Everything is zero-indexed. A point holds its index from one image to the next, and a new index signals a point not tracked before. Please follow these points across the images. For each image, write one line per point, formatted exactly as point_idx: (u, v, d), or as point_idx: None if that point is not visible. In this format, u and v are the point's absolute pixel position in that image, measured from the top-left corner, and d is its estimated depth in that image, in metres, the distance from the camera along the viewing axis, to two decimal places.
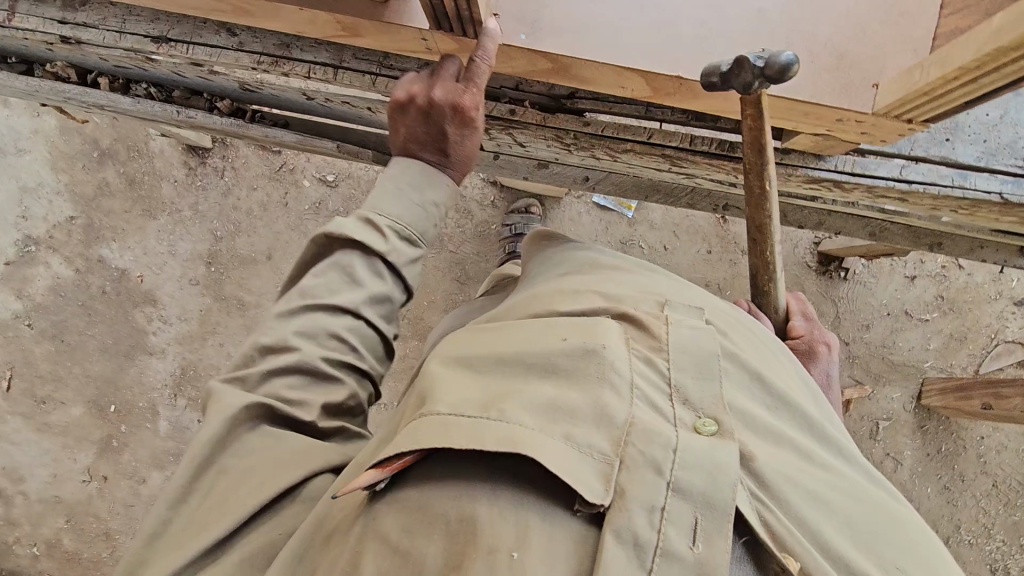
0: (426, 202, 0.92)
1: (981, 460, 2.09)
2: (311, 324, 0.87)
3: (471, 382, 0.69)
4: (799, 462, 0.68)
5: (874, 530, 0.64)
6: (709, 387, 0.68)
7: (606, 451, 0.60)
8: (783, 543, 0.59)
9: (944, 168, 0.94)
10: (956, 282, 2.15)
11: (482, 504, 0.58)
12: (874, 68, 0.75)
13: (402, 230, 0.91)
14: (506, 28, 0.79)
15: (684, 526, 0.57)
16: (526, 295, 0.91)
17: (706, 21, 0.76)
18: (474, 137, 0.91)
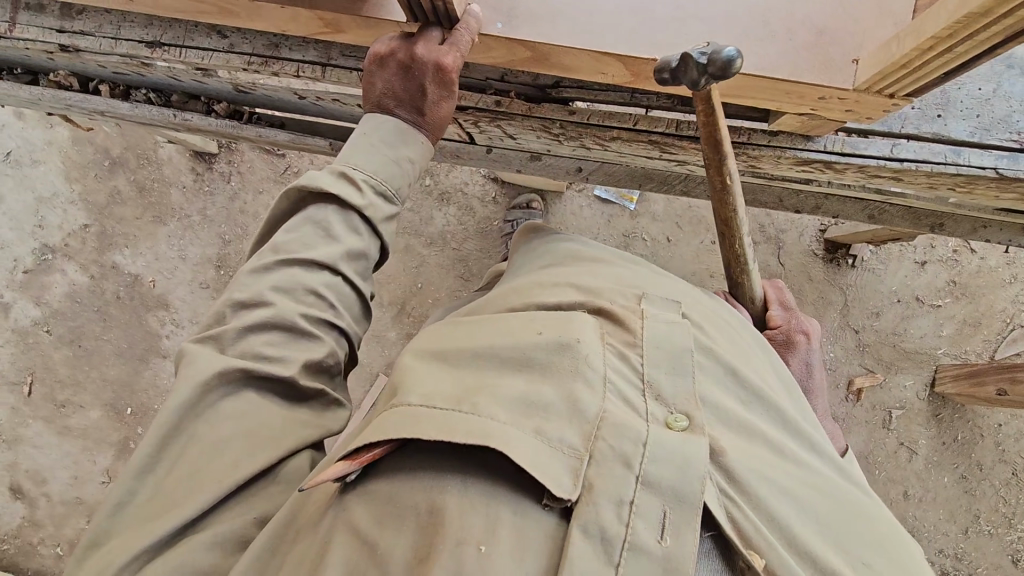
0: (399, 158, 0.93)
1: (999, 448, 2.04)
2: (286, 279, 0.89)
3: (446, 376, 0.80)
4: (769, 454, 0.78)
5: (832, 518, 0.75)
6: (682, 384, 0.79)
7: (576, 446, 0.70)
8: (749, 541, 0.68)
9: (936, 144, 0.92)
10: (969, 266, 2.10)
11: (451, 496, 0.67)
12: (852, 44, 0.75)
13: (378, 186, 0.94)
14: (483, 20, 0.80)
15: (652, 520, 0.66)
16: (523, 287, 1.02)
17: (681, 3, 0.77)
18: (451, 102, 0.92)
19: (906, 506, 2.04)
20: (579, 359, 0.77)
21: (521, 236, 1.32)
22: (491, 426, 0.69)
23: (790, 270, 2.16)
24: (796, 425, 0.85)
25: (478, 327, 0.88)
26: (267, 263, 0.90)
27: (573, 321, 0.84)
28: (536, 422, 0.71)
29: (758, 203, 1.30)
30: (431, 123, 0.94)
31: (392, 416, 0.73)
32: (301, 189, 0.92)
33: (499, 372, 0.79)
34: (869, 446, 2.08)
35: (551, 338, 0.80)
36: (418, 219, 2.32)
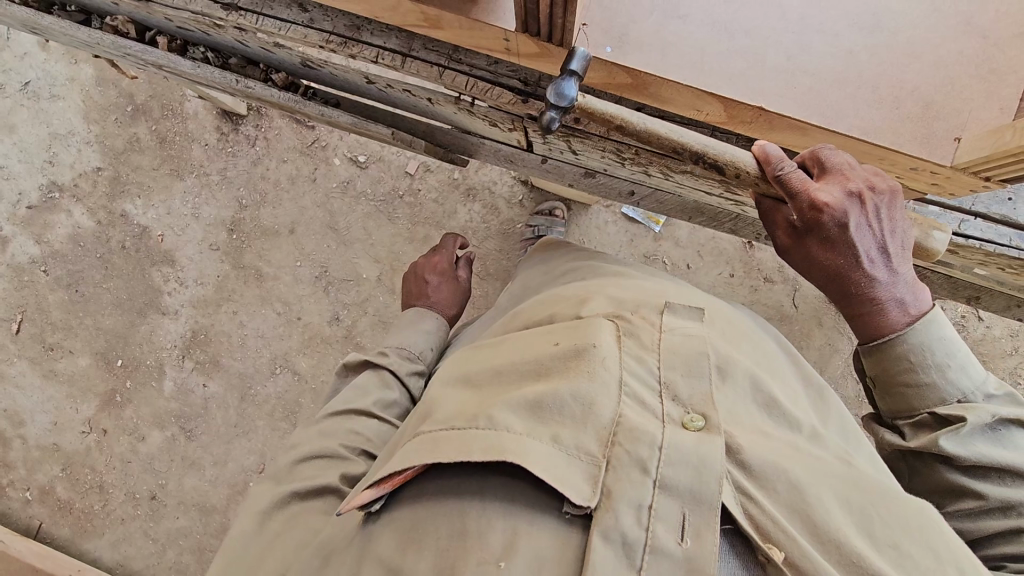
0: (419, 327, 1.40)
1: None
2: (332, 425, 1.11)
3: (472, 397, 0.82)
4: (787, 448, 0.77)
5: (868, 508, 0.71)
6: (697, 384, 0.78)
7: (594, 453, 0.70)
8: (768, 535, 0.67)
9: (1004, 227, 0.94)
10: (974, 332, 2.16)
11: (473, 515, 0.68)
12: (956, 122, 0.75)
13: (404, 353, 1.31)
14: (593, 39, 0.79)
15: (672, 524, 0.65)
16: (571, 295, 1.04)
17: (794, 55, 0.76)
18: (447, 288, 1.56)
19: None
20: (595, 361, 0.78)
21: (573, 258, 1.32)
22: (510, 439, 0.70)
23: (803, 314, 2.18)
24: (809, 426, 0.84)
25: (507, 342, 0.93)
26: (325, 412, 1.15)
27: (590, 326, 0.87)
28: (550, 430, 0.72)
29: None
30: (438, 302, 1.52)
31: (410, 445, 0.76)
32: (348, 364, 1.28)
33: (516, 381, 0.81)
34: None
35: (565, 347, 0.83)
36: (442, 211, 2.31)
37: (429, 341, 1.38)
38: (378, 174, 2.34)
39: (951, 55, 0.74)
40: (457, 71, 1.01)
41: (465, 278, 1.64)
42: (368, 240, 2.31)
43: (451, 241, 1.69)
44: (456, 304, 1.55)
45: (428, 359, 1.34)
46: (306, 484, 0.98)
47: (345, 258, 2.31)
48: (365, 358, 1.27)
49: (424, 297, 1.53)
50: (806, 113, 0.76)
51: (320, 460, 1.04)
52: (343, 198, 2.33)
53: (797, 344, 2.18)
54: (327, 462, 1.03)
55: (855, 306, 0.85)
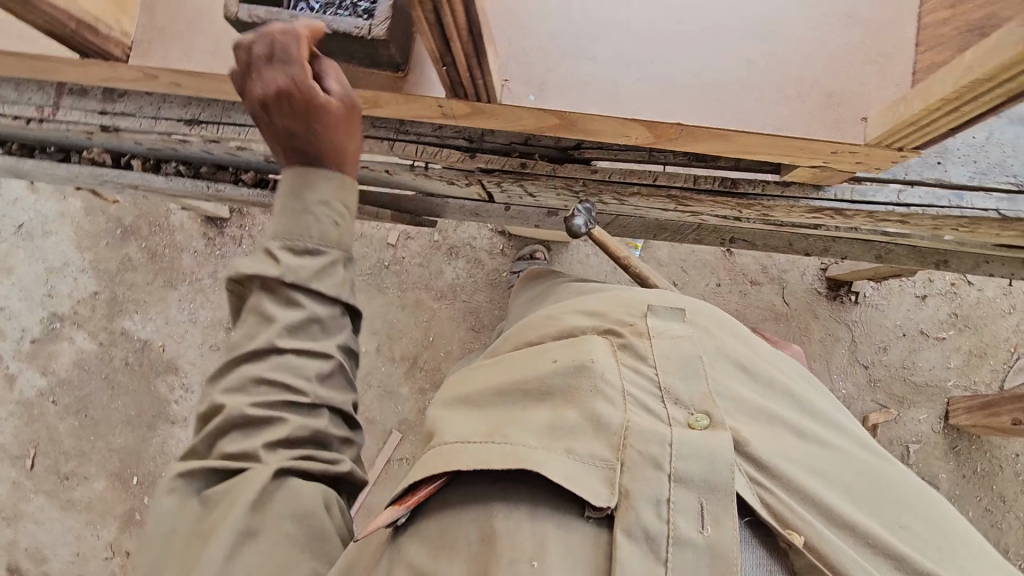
0: (308, 199, 0.84)
1: (1019, 478, 2.11)
2: (237, 376, 0.81)
3: (476, 416, 0.80)
4: (790, 437, 0.78)
5: (869, 492, 0.75)
6: (697, 386, 0.78)
7: (608, 457, 0.70)
8: (784, 521, 0.68)
9: (940, 189, 0.99)
10: (968, 298, 2.18)
11: (500, 518, 0.67)
12: (860, 105, 0.81)
13: (295, 240, 0.84)
14: (515, 91, 0.85)
15: (691, 514, 0.65)
16: (547, 318, 1.00)
17: (700, 72, 0.82)
18: (331, 132, 0.81)
19: None
20: (597, 379, 0.77)
21: (551, 284, 1.35)
22: (523, 451, 0.70)
23: (795, 309, 2.22)
24: (805, 408, 0.85)
25: (502, 365, 0.88)
26: (221, 355, 0.84)
27: (585, 342, 0.84)
28: (562, 443, 0.72)
29: (770, 249, 1.33)
30: (331, 158, 0.84)
31: (426, 457, 0.75)
32: (232, 277, 0.84)
33: (519, 405, 0.79)
34: None
35: (566, 363, 0.80)
36: (429, 273, 2.38)
37: (327, 220, 0.85)
38: (362, 250, 2.41)
39: (841, 47, 0.81)
40: (406, 142, 1.08)
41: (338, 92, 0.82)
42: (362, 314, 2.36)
43: (289, 48, 0.74)
44: (345, 138, 0.83)
45: (338, 238, 0.86)
46: (236, 466, 0.79)
47: None
48: (246, 268, 0.83)
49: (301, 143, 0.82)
50: (719, 120, 0.83)
51: (240, 432, 0.80)
52: None
53: (797, 339, 2.20)
54: (248, 439, 0.79)
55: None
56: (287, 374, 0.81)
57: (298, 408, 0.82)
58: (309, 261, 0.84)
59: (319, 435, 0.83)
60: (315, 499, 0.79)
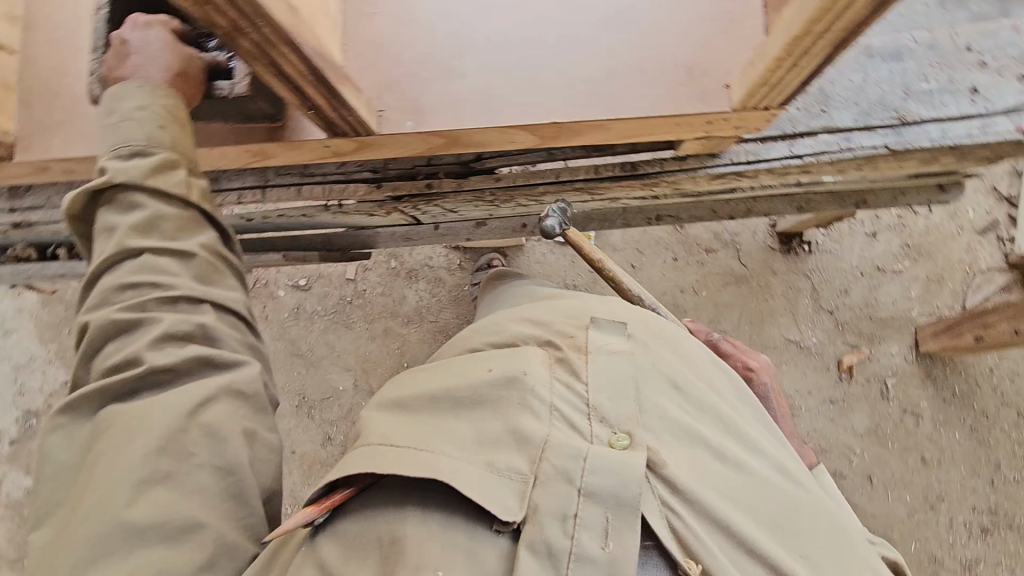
0: (127, 105, 0.80)
1: (997, 391, 2.15)
2: (99, 295, 0.80)
3: (405, 422, 0.80)
4: (714, 459, 0.79)
5: (783, 520, 0.77)
6: (625, 405, 0.78)
7: (523, 470, 0.72)
8: (688, 549, 0.71)
9: (829, 135, 1.01)
10: (917, 226, 2.22)
11: (411, 528, 0.70)
12: (722, 73, 0.84)
13: (123, 149, 0.80)
14: (393, 119, 0.86)
15: (596, 529, 0.68)
16: (490, 322, 1.02)
17: (564, 69, 0.84)
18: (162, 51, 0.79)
19: (928, 472, 2.12)
20: (526, 392, 0.78)
21: (501, 293, 1.42)
22: (444, 463, 0.73)
23: (754, 269, 2.24)
24: (739, 424, 0.85)
25: (446, 366, 0.87)
26: (83, 278, 0.83)
27: (521, 356, 0.82)
28: (485, 455, 0.74)
29: (695, 219, 1.36)
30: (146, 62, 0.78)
31: (350, 460, 0.77)
32: (71, 209, 0.83)
33: (452, 414, 0.80)
34: (876, 420, 2.15)
35: (499, 374, 0.80)
36: (392, 301, 2.38)
37: (149, 126, 0.80)
38: (323, 290, 2.41)
39: (694, 23, 0.84)
40: (312, 183, 1.10)
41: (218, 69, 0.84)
42: (333, 353, 2.36)
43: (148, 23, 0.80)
44: (169, 60, 0.80)
45: (168, 140, 0.82)
46: (117, 376, 0.76)
47: (318, 377, 2.34)
48: (85, 188, 0.82)
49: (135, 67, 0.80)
50: (592, 112, 0.84)
51: (116, 344, 0.78)
52: (298, 323, 2.39)
53: (761, 297, 2.23)
54: (121, 341, 0.78)
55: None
56: (149, 275, 0.79)
57: (169, 300, 0.79)
58: (141, 164, 0.80)
59: (204, 329, 0.80)
60: (199, 390, 0.76)
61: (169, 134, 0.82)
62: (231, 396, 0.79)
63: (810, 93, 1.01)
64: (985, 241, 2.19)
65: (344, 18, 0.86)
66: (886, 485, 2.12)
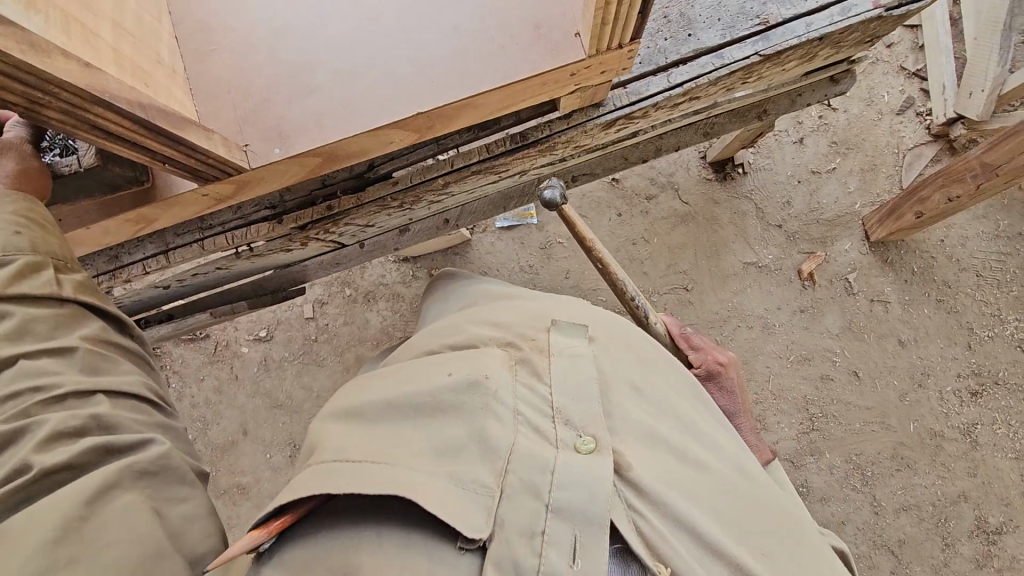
0: None
1: (954, 259, 2.20)
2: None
3: (365, 433, 0.80)
4: (675, 461, 0.82)
5: (743, 518, 0.80)
6: (589, 407, 0.79)
7: (490, 483, 0.72)
8: (656, 551, 0.71)
9: (701, 58, 1.02)
10: (839, 122, 2.25)
11: (366, 552, 0.68)
12: (570, 25, 0.84)
13: None
14: (259, 150, 0.84)
15: (563, 547, 0.66)
16: (452, 325, 1.03)
17: (417, 59, 0.84)
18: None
19: (909, 353, 2.16)
20: (488, 397, 0.78)
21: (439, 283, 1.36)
22: (408, 477, 0.71)
23: (696, 203, 2.26)
24: (695, 425, 0.90)
25: (411, 368, 0.88)
26: None
27: (482, 358, 0.85)
28: (449, 467, 0.73)
29: (610, 171, 1.35)
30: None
31: (303, 480, 0.73)
32: None
33: (412, 420, 0.80)
34: (848, 317, 2.19)
35: (460, 377, 0.81)
36: (356, 328, 2.35)
37: (5, 233, 0.79)
38: (286, 336, 2.38)
39: None
40: (213, 236, 1.07)
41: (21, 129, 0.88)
42: (312, 395, 2.32)
43: None
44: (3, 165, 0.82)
45: (29, 244, 0.80)
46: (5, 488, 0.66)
47: (304, 423, 2.30)
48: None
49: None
50: (452, 94, 0.83)
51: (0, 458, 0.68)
52: (270, 375, 2.35)
53: (710, 229, 2.25)
54: (7, 455, 0.68)
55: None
56: (27, 380, 0.72)
57: (52, 400, 0.72)
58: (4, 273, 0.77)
59: (99, 419, 0.73)
60: (96, 476, 0.68)
61: (28, 238, 0.80)
62: (135, 478, 0.71)
63: (669, 20, 1.02)
64: (907, 119, 2.22)
65: (184, 61, 0.84)
66: (873, 376, 2.16)
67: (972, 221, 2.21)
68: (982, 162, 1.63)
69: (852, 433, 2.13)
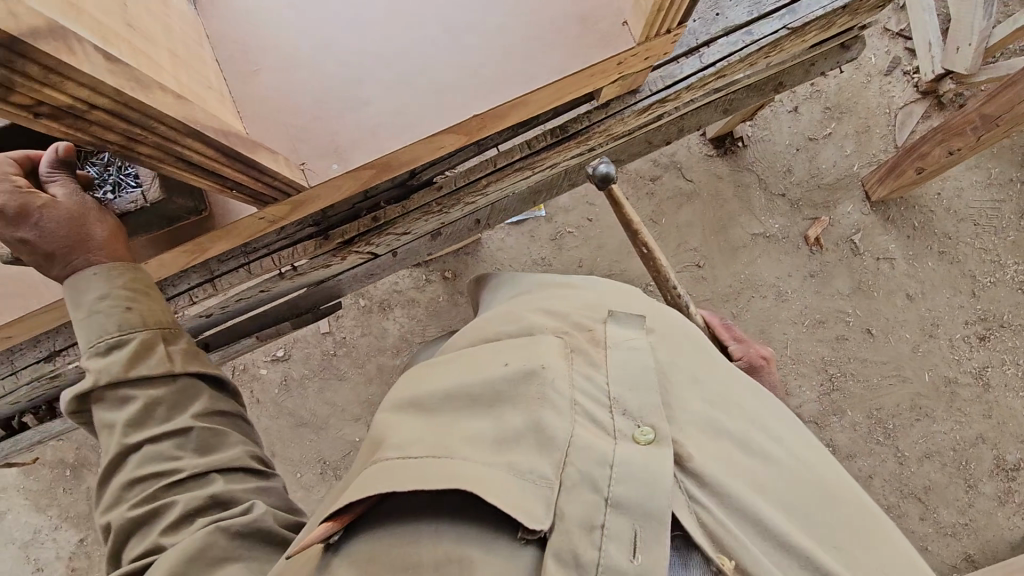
0: (93, 303, 0.85)
1: (951, 211, 2.26)
2: (112, 494, 0.83)
3: (425, 424, 0.77)
4: (737, 450, 0.77)
5: (814, 511, 0.75)
6: (647, 397, 0.76)
7: (549, 474, 0.68)
8: (720, 543, 0.67)
9: (731, 36, 1.04)
10: (831, 88, 2.29)
11: (427, 548, 0.65)
12: (616, 13, 0.85)
13: (105, 341, 0.86)
14: (317, 168, 0.83)
15: (625, 541, 0.63)
16: (501, 315, 0.98)
17: (467, 62, 0.83)
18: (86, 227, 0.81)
19: (917, 305, 2.23)
20: (545, 385, 0.76)
21: (475, 287, 1.32)
22: (468, 470, 0.68)
23: (700, 180, 2.29)
24: (759, 410, 0.85)
25: (462, 359, 0.85)
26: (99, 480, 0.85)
27: (540, 346, 0.83)
28: (507, 457, 0.70)
29: (633, 156, 1.36)
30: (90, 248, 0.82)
31: (369, 476, 0.70)
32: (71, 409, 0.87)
33: (468, 413, 0.77)
34: (856, 277, 2.24)
35: (516, 368, 0.78)
36: (374, 338, 2.34)
37: (119, 309, 0.86)
38: (303, 353, 2.35)
39: None
40: (260, 259, 1.07)
41: (47, 185, 0.79)
42: (337, 410, 2.30)
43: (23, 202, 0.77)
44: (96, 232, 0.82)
45: (140, 320, 0.88)
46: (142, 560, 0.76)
47: (331, 438, 2.28)
48: (77, 390, 0.86)
49: (60, 260, 0.83)
50: (508, 92, 0.83)
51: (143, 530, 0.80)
52: (291, 394, 2.32)
53: (716, 204, 2.27)
54: (143, 534, 0.80)
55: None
56: (155, 465, 0.83)
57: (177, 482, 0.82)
58: (123, 353, 0.86)
59: (216, 498, 0.81)
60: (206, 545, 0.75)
61: (138, 314, 0.87)
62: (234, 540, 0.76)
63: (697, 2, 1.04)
64: (895, 79, 2.28)
65: (229, 83, 0.82)
66: (886, 332, 2.22)
67: (965, 173, 2.28)
68: (981, 114, 1.68)
69: (871, 389, 2.19)
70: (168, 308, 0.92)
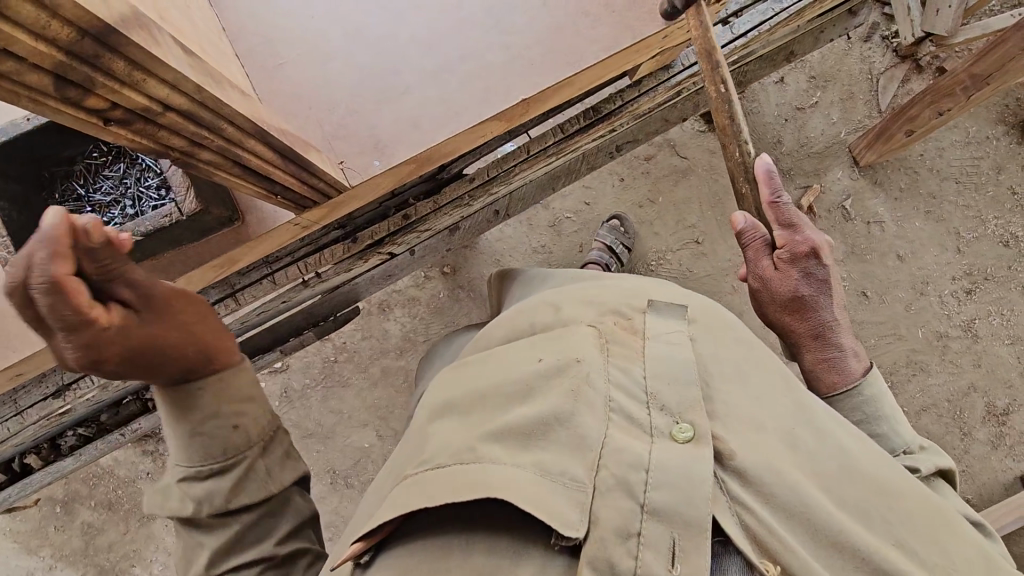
0: (201, 429, 0.82)
1: (934, 170, 2.33)
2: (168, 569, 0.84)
3: (456, 425, 0.71)
4: (785, 444, 0.72)
5: (870, 505, 0.70)
6: (687, 392, 0.69)
7: (581, 477, 0.62)
8: (764, 546, 0.63)
9: (760, 6, 1.05)
10: (814, 57, 2.32)
11: (458, 564, 0.61)
12: None
13: (208, 464, 0.82)
14: (358, 166, 0.78)
15: (662, 550, 0.58)
16: (534, 309, 0.89)
17: (509, 40, 0.78)
18: None
19: (908, 265, 2.29)
20: (580, 377, 0.69)
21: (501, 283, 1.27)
22: (497, 477, 0.61)
23: (694, 156, 2.28)
24: (809, 399, 0.78)
25: (492, 358, 0.78)
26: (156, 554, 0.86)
27: (572, 336, 0.76)
28: (533, 457, 0.64)
29: (652, 134, 1.32)
30: None
31: (396, 492, 0.65)
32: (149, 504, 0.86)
33: (502, 409, 0.70)
34: (849, 242, 2.29)
35: (549, 365, 0.72)
36: (376, 341, 2.26)
37: (225, 429, 0.84)
38: (303, 362, 2.26)
39: None
40: (285, 267, 1.01)
41: None
42: (343, 418, 2.23)
43: None
44: None
45: (246, 438, 0.85)
46: None
47: (340, 447, 2.21)
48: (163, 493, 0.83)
49: None
50: (558, 74, 0.79)
51: None
52: (293, 405, 2.23)
53: (711, 179, 2.27)
54: None
55: (813, 354, 0.96)
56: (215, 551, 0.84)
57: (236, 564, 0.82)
58: (228, 479, 0.83)
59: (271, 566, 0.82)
60: None
61: (246, 436, 0.85)
62: None
63: None
64: (874, 46, 2.32)
65: (253, 80, 0.76)
66: (880, 293, 2.27)
67: (945, 132, 2.34)
68: (971, 74, 1.71)
69: (870, 349, 2.25)
70: (265, 411, 0.89)
